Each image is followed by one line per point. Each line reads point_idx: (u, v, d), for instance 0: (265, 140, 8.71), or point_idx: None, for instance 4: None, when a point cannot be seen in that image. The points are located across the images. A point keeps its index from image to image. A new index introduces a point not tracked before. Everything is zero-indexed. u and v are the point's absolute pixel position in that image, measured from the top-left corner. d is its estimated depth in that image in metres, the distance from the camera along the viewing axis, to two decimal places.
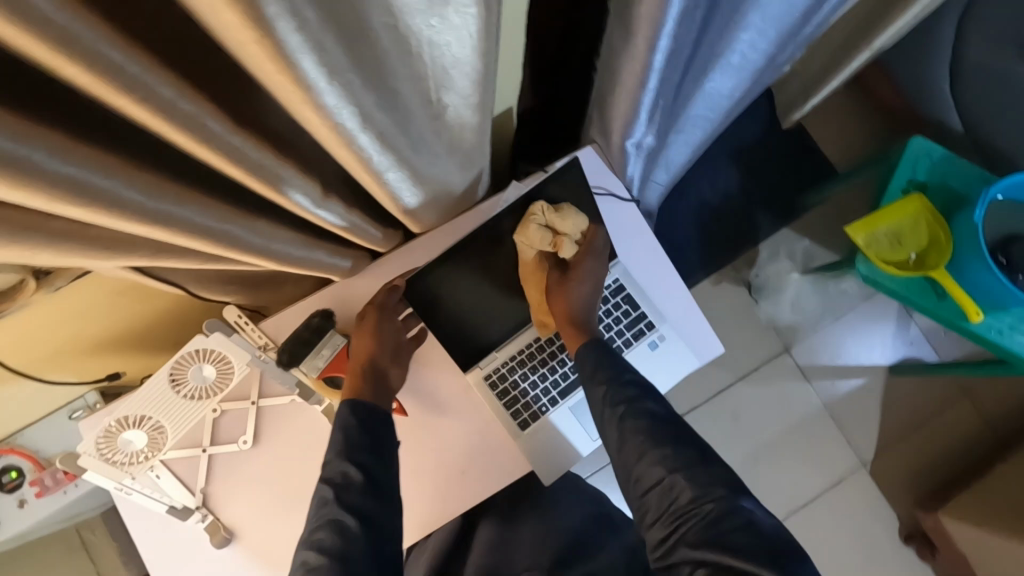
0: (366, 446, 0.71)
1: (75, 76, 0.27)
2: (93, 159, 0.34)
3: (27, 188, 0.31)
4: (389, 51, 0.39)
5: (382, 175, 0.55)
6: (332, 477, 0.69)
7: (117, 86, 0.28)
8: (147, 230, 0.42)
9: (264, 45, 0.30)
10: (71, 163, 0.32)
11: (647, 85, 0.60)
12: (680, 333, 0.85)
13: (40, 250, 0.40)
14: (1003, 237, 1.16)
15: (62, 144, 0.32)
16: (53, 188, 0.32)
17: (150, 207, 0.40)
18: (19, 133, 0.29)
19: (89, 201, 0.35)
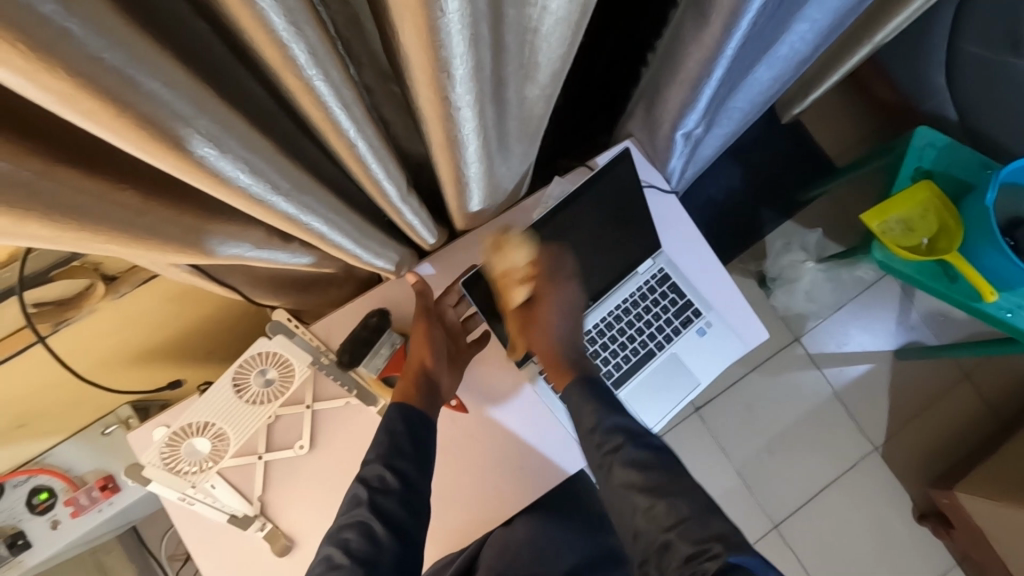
0: (410, 452, 0.72)
1: (266, 48, 0.27)
2: (247, 140, 0.34)
3: (195, 165, 0.31)
4: (509, 38, 0.40)
5: (465, 170, 0.55)
6: (370, 477, 0.72)
7: (298, 61, 0.28)
8: (259, 219, 0.41)
9: (435, 26, 0.30)
10: (221, 139, 0.32)
11: (711, 73, 0.61)
12: (727, 319, 0.86)
13: (164, 243, 0.40)
14: (1010, 221, 1.21)
15: (227, 123, 0.32)
16: (213, 166, 0.32)
17: (269, 194, 0.39)
18: (201, 108, 0.29)
19: (225, 182, 0.34)
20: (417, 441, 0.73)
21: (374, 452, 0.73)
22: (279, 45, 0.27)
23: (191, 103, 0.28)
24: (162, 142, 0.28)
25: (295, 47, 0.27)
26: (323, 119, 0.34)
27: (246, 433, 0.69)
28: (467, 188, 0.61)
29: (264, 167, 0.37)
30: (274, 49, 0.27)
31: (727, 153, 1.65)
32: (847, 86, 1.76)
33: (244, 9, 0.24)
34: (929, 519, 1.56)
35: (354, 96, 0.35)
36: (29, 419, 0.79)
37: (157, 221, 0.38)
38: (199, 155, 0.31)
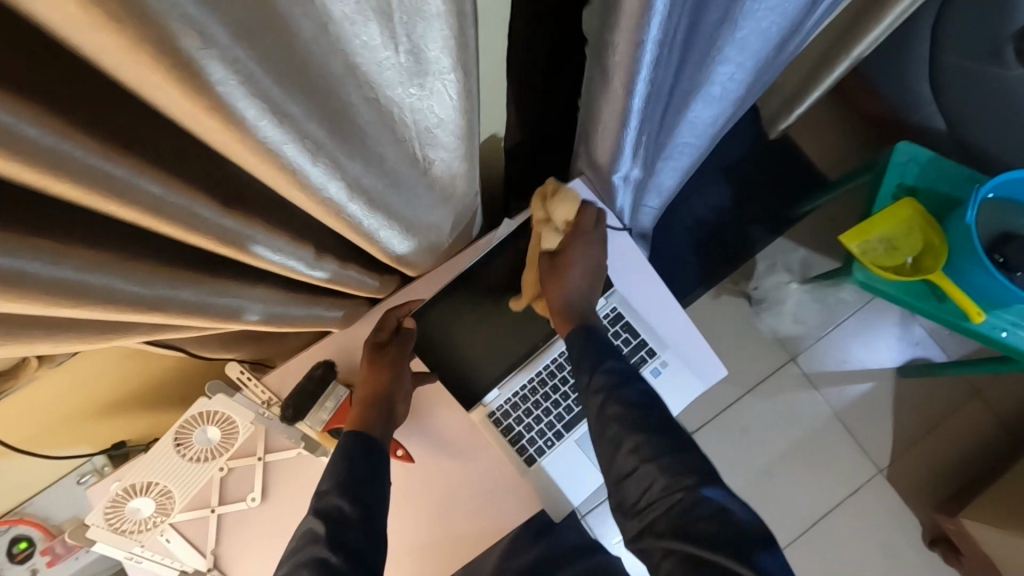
0: (364, 481, 0.70)
1: (99, 203, 0.29)
2: (133, 271, 0.36)
3: (83, 303, 0.34)
4: (371, 124, 0.40)
5: (374, 235, 0.56)
6: (326, 510, 0.68)
7: (136, 204, 0.30)
8: (153, 317, 0.41)
9: (251, 142, 0.31)
10: (71, 268, 0.31)
11: (629, 124, 0.61)
12: (682, 357, 0.85)
13: (66, 340, 0.42)
14: (1000, 236, 1.16)
15: (109, 266, 0.34)
16: (102, 299, 0.35)
17: (155, 297, 0.39)
18: (77, 264, 0.32)
19: (90, 301, 0.34)
20: (373, 470, 0.72)
21: (330, 483, 0.70)
22: (112, 199, 0.29)
23: (62, 265, 0.31)
24: (46, 296, 0.31)
25: (123, 196, 0.29)
26: (185, 234, 0.36)
27: (190, 492, 0.71)
28: (388, 244, 0.62)
29: (159, 288, 0.39)
30: (84, 191, 0.27)
31: (713, 171, 1.64)
32: (838, 95, 1.71)
33: (61, 184, 0.26)
34: (939, 544, 1.50)
35: (215, 209, 0.37)
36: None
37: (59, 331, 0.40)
38: (85, 295, 0.33)
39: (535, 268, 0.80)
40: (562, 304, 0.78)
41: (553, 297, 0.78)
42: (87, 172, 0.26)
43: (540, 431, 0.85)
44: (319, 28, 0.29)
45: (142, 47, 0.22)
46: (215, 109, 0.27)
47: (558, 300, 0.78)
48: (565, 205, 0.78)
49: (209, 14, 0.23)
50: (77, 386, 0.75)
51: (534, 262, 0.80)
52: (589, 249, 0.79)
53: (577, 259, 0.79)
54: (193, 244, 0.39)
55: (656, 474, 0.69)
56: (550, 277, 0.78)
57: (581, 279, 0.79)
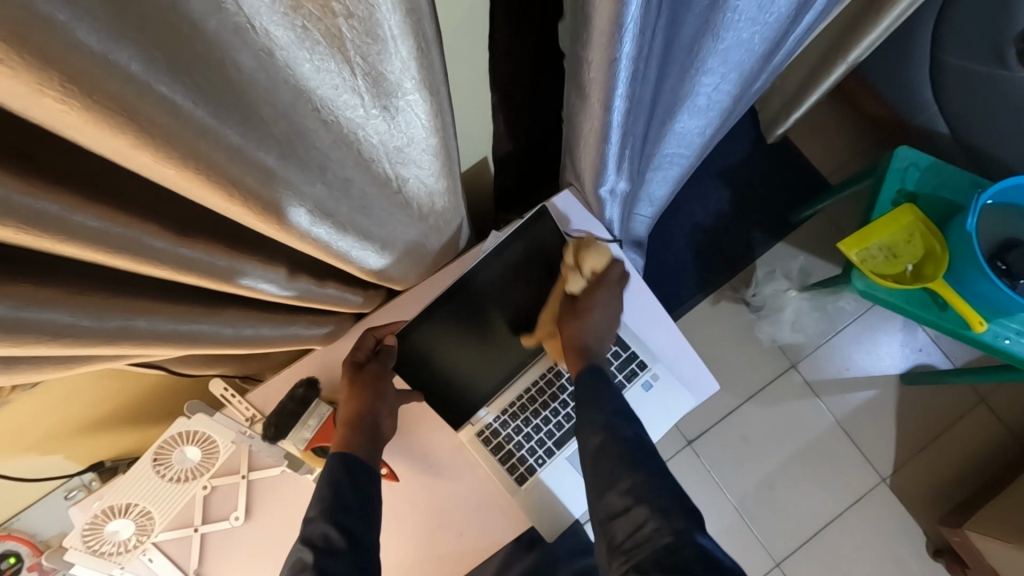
0: (350, 507, 0.70)
1: (30, 241, 0.28)
2: (87, 304, 0.35)
3: (34, 341, 0.33)
4: (334, 148, 0.39)
5: (348, 254, 0.55)
6: (313, 538, 0.67)
7: (75, 240, 0.29)
8: (110, 347, 0.40)
9: (193, 173, 0.30)
10: (10, 305, 0.30)
11: (610, 139, 0.59)
12: (673, 370, 0.83)
13: (31, 372, 0.41)
14: (1002, 243, 1.14)
15: (61, 301, 0.33)
16: (56, 335, 0.34)
17: (112, 328, 0.38)
18: (24, 301, 0.31)
19: (36, 338, 0.33)
20: (359, 494, 0.71)
21: (315, 509, 0.69)
22: (47, 236, 0.28)
23: (6, 305, 0.30)
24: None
25: (56, 231, 0.28)
26: (138, 265, 0.35)
27: (170, 511, 0.72)
28: (365, 261, 0.61)
29: (119, 319, 0.38)
30: (14, 230, 0.26)
31: (711, 177, 1.62)
32: (838, 98, 1.69)
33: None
34: (943, 555, 1.47)
35: (170, 239, 0.36)
36: None
37: (18, 366, 0.39)
38: (35, 333, 0.32)
39: (554, 308, 0.79)
40: (574, 342, 0.77)
41: (568, 335, 0.77)
42: (14, 212, 0.25)
43: (530, 449, 0.82)
44: (260, 58, 0.28)
45: (46, 86, 0.21)
46: (147, 142, 0.26)
47: (572, 339, 0.77)
48: (596, 256, 0.75)
49: (124, 50, 0.22)
50: (59, 405, 0.74)
51: (554, 302, 0.79)
52: (611, 297, 0.78)
53: (594, 303, 0.78)
54: (148, 274, 0.38)
55: (647, 514, 0.66)
56: (568, 320, 0.77)
57: (600, 321, 0.78)
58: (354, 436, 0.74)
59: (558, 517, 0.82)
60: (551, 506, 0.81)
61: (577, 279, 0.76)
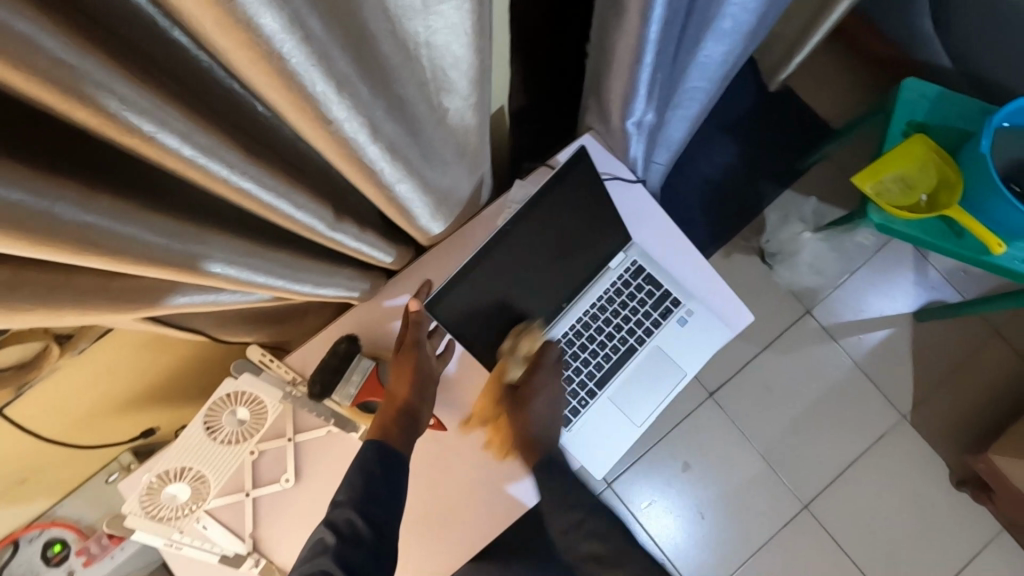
0: (379, 500, 0.69)
1: (121, 138, 0.27)
2: (163, 225, 0.34)
3: (121, 259, 0.32)
4: (392, 56, 0.38)
5: (393, 190, 0.54)
6: (337, 522, 0.68)
7: (161, 141, 0.28)
8: (178, 277, 0.39)
9: (275, 66, 0.29)
10: (99, 215, 0.29)
11: (645, 60, 0.59)
12: (708, 306, 0.83)
13: (100, 308, 0.41)
14: (1015, 166, 1.14)
15: (141, 218, 0.32)
16: (137, 256, 0.33)
17: (181, 253, 0.37)
18: (111, 213, 0.30)
19: (115, 257, 0.32)
20: (387, 485, 0.70)
21: (344, 495, 0.70)
22: (135, 133, 0.27)
23: (98, 215, 0.29)
24: (77, 249, 0.29)
25: (147, 129, 0.27)
26: (213, 182, 0.35)
27: (224, 475, 0.72)
28: (407, 205, 0.60)
29: (192, 245, 0.37)
30: (105, 120, 0.25)
31: (714, 130, 1.62)
32: (835, 43, 1.68)
33: (82, 110, 0.24)
34: (967, 485, 1.49)
35: (240, 156, 0.35)
36: (25, 476, 0.81)
37: (91, 292, 0.39)
38: (118, 250, 0.31)
39: (493, 398, 0.79)
40: (522, 433, 0.78)
41: (512, 429, 0.78)
42: (114, 98, 0.24)
43: (572, 391, 0.84)
44: None
45: None
46: (241, 23, 0.25)
47: (515, 434, 0.78)
48: (533, 341, 0.79)
49: None
50: (101, 376, 0.73)
51: (492, 390, 0.79)
52: (552, 384, 0.79)
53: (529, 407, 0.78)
54: (217, 195, 0.37)
55: None
56: (511, 413, 0.78)
57: (545, 404, 0.79)
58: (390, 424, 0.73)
59: (614, 451, 0.83)
60: (602, 444, 0.83)
61: (514, 364, 0.78)
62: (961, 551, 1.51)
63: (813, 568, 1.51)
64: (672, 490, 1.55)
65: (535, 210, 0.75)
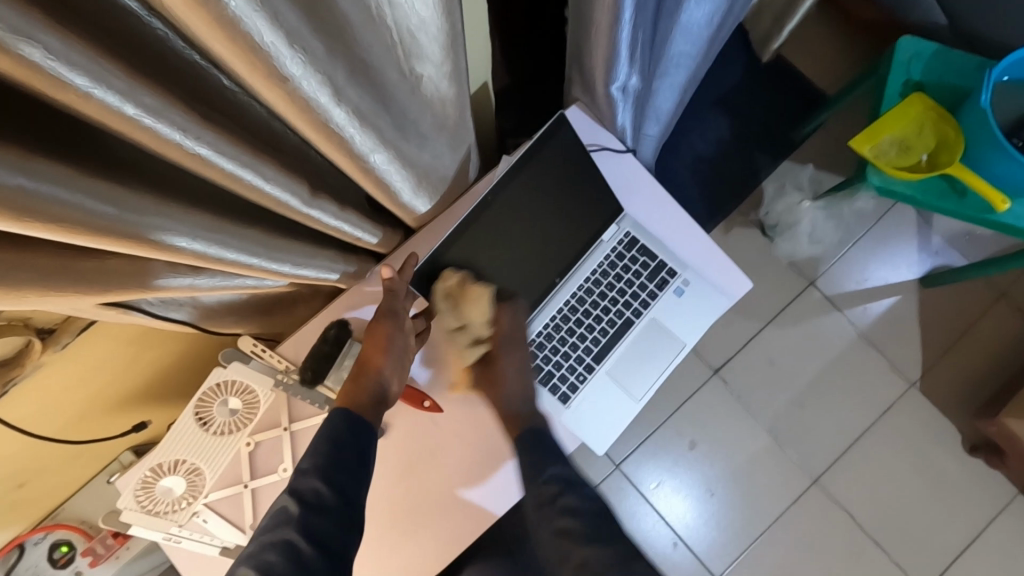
0: (344, 468, 0.68)
1: (55, 93, 0.26)
2: (116, 194, 0.33)
3: (68, 227, 0.31)
4: (352, 13, 0.37)
5: (367, 162, 0.52)
6: (303, 490, 0.67)
7: (98, 96, 0.27)
8: (140, 252, 0.38)
9: (212, 9, 0.27)
10: (38, 179, 0.28)
11: (622, 17, 0.57)
12: (705, 274, 0.82)
13: (66, 290, 0.40)
14: (1015, 120, 1.11)
15: (92, 187, 0.31)
16: (86, 225, 0.32)
17: (137, 225, 0.36)
18: (54, 178, 0.29)
19: (65, 225, 0.30)
20: (354, 451, 0.69)
21: (310, 462, 0.68)
22: (67, 85, 0.25)
23: (41, 180, 0.28)
24: (21, 217, 0.28)
25: (79, 81, 0.26)
26: (165, 147, 0.33)
27: (218, 467, 0.72)
28: (385, 180, 0.58)
29: (150, 216, 0.36)
30: (31, 72, 0.24)
31: (707, 104, 1.59)
32: (826, 9, 1.65)
33: (3, 58, 0.23)
34: (980, 451, 1.47)
35: (193, 120, 0.34)
36: (24, 479, 0.81)
37: (53, 272, 0.38)
38: (66, 218, 0.30)
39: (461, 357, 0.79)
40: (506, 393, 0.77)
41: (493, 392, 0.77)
42: (40, 45, 0.23)
43: (570, 368, 0.82)
44: None
45: None
46: None
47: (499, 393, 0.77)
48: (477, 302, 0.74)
49: None
50: (92, 374, 0.73)
51: (457, 348, 0.79)
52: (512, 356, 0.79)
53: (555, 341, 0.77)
54: (174, 163, 0.36)
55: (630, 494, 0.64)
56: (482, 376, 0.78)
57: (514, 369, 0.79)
58: (360, 393, 0.72)
59: (616, 426, 0.80)
60: (603, 419, 0.81)
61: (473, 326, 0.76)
62: (976, 517, 1.49)
63: (826, 541, 1.50)
64: (680, 468, 1.54)
65: (518, 179, 0.73)
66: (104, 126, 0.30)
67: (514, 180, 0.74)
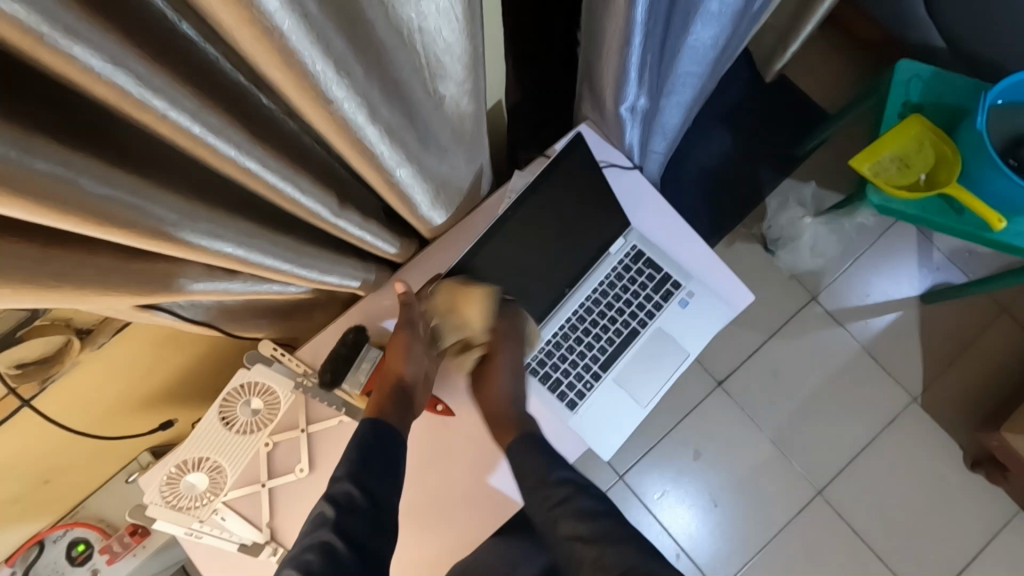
0: (377, 473, 0.71)
1: (136, 113, 0.29)
2: (174, 202, 0.37)
3: (134, 233, 0.34)
4: (387, 40, 0.41)
5: (393, 176, 0.56)
6: (336, 495, 0.70)
7: (171, 116, 0.30)
8: (189, 255, 0.41)
9: (273, 40, 0.31)
10: (113, 188, 0.31)
11: (632, 42, 0.61)
12: (708, 286, 0.84)
13: (117, 290, 0.43)
14: (1012, 141, 1.15)
15: (155, 195, 0.35)
16: (147, 232, 0.36)
17: (189, 230, 0.39)
18: (126, 187, 0.32)
19: (131, 229, 0.34)
20: (385, 461, 0.72)
21: (343, 469, 0.72)
22: (148, 108, 0.29)
23: (116, 188, 0.31)
24: (97, 221, 0.31)
25: (158, 103, 0.29)
26: (219, 161, 0.37)
27: (239, 464, 0.74)
28: (407, 192, 0.62)
29: (200, 223, 0.40)
30: (120, 96, 0.27)
31: (711, 121, 1.63)
32: (829, 29, 1.69)
33: (101, 83, 0.26)
34: (982, 465, 1.48)
35: (244, 136, 0.37)
36: (48, 476, 0.84)
37: (107, 276, 0.41)
38: (133, 223, 0.34)
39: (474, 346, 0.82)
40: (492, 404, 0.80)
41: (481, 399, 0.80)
42: (130, 71, 0.27)
43: (577, 375, 0.85)
44: None
45: None
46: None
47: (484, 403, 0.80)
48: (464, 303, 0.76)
49: None
50: (120, 376, 0.76)
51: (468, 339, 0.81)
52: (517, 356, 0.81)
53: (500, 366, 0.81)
54: (226, 174, 0.39)
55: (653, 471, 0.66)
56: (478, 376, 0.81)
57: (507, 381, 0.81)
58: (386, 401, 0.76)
59: (620, 432, 0.83)
60: (609, 425, 0.83)
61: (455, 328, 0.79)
62: (977, 532, 1.50)
63: (828, 554, 1.51)
64: (684, 479, 1.56)
65: (536, 196, 0.77)
66: (169, 141, 0.33)
67: (527, 194, 0.77)
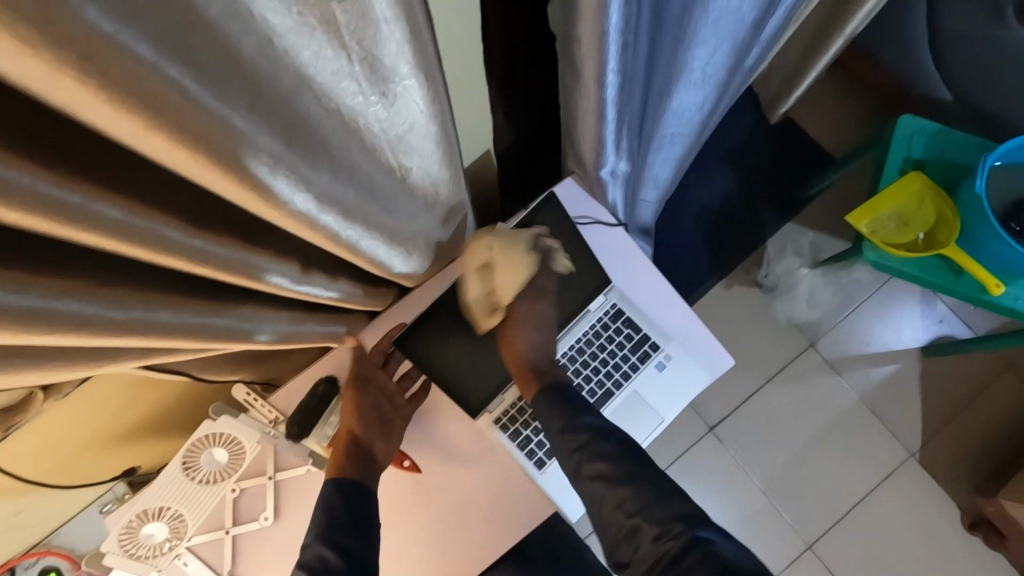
0: (345, 529, 0.70)
1: (55, 230, 0.29)
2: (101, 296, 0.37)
3: (63, 331, 0.34)
4: (333, 133, 0.41)
5: (357, 246, 0.56)
6: (310, 562, 0.68)
7: (94, 229, 0.31)
8: (127, 339, 0.41)
9: (198, 155, 0.31)
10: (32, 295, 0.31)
11: (606, 117, 0.60)
12: (686, 349, 0.83)
13: (61, 367, 0.43)
14: (1013, 204, 1.13)
15: (83, 293, 0.35)
16: (78, 326, 0.36)
17: (123, 320, 0.39)
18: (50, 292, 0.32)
19: (57, 328, 0.34)
20: (354, 518, 0.71)
21: (312, 534, 0.70)
22: (70, 226, 0.29)
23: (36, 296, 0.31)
24: (18, 327, 0.32)
25: (78, 221, 0.29)
26: (158, 255, 0.37)
27: (201, 514, 0.75)
28: (376, 256, 0.62)
29: (140, 310, 0.40)
30: (33, 219, 0.27)
31: (714, 162, 1.62)
32: (838, 72, 1.67)
33: (11, 214, 0.26)
34: (980, 528, 1.43)
35: (183, 230, 0.38)
36: (20, 508, 0.84)
37: (47, 355, 0.41)
38: (56, 323, 0.34)
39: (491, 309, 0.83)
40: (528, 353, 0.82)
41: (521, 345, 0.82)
42: (41, 199, 0.27)
43: (549, 434, 0.85)
44: (260, 41, 0.30)
45: (62, 67, 0.22)
46: (159, 126, 0.27)
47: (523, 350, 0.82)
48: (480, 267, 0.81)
49: (128, 32, 0.23)
50: (85, 420, 0.77)
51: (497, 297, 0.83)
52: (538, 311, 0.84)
53: (524, 319, 0.83)
54: (168, 265, 0.39)
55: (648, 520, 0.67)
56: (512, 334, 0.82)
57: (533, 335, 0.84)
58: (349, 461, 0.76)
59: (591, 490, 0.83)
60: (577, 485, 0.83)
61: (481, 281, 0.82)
62: None
63: None
64: None
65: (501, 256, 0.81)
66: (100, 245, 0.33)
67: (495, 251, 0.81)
